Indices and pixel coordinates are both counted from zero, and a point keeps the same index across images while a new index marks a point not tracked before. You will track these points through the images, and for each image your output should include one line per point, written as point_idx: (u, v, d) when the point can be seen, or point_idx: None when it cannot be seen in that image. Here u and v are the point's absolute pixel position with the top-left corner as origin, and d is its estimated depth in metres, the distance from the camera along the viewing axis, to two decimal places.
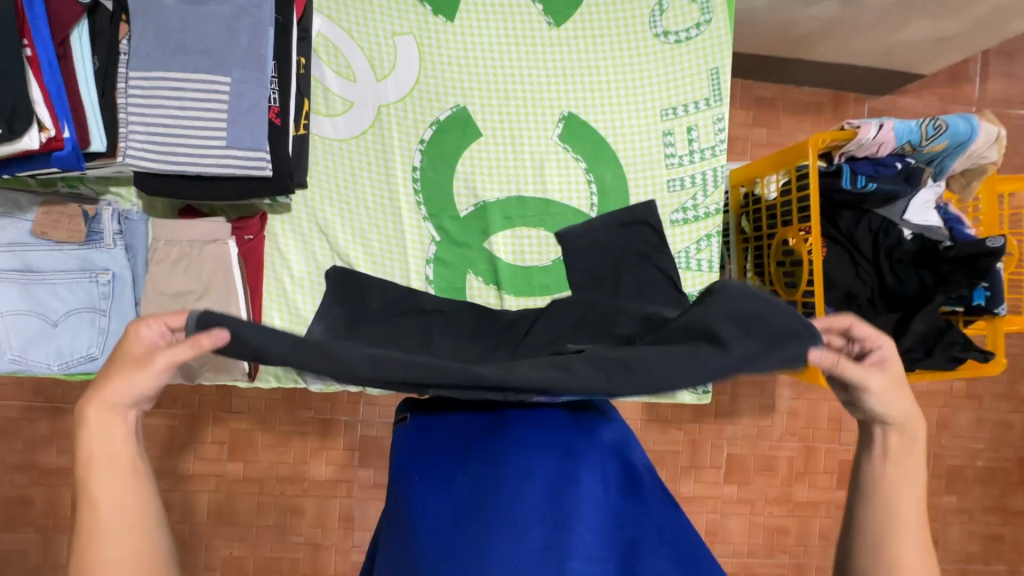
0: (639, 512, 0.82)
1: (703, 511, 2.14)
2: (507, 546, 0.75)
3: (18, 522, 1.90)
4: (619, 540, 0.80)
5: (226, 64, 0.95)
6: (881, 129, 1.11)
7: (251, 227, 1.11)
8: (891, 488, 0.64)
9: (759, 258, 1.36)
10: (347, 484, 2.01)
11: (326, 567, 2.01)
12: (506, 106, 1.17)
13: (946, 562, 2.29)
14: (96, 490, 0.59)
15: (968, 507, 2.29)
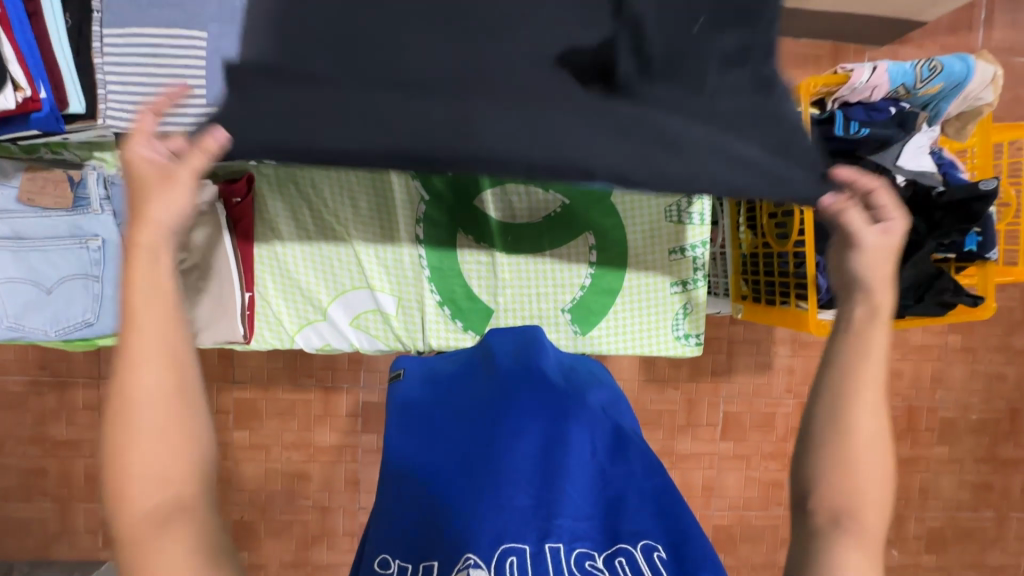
0: (625, 472, 0.83)
1: (701, 468, 2.19)
2: (497, 499, 0.76)
3: (35, 492, 1.96)
4: (603, 498, 0.80)
5: (201, 18, 0.92)
6: (875, 72, 1.09)
7: (239, 190, 1.11)
8: (851, 398, 0.59)
9: (751, 211, 1.35)
10: (352, 449, 2.05)
11: (334, 528, 2.07)
12: None
13: (936, 510, 2.36)
14: (133, 346, 0.52)
15: (959, 457, 2.34)
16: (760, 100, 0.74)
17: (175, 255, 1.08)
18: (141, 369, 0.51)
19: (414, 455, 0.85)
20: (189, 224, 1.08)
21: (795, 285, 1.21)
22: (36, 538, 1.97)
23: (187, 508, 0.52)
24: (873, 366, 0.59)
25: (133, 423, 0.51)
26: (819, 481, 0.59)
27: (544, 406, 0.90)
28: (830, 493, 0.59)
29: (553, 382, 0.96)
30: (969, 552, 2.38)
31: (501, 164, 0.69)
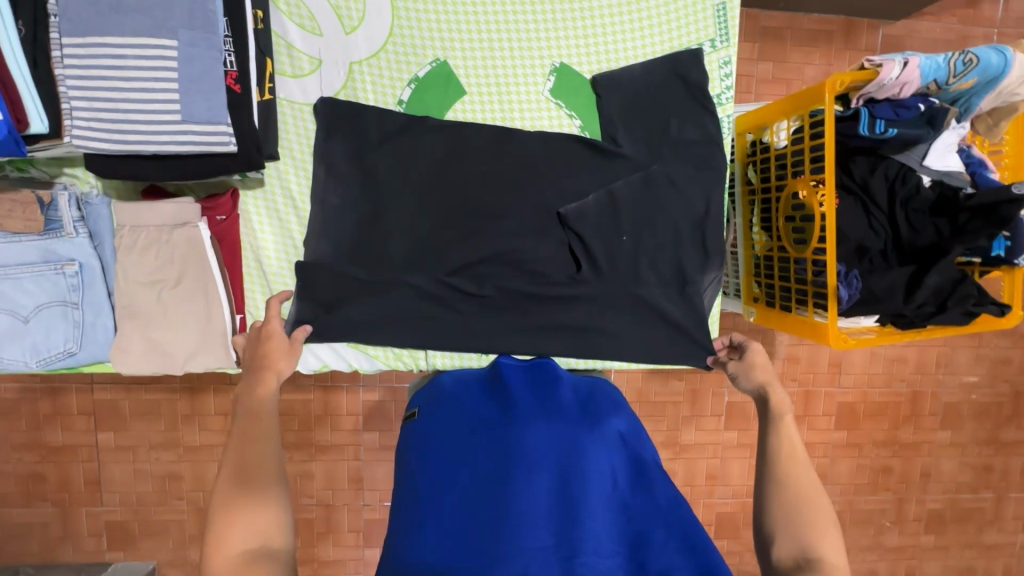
0: (648, 503, 0.80)
1: (706, 457, 2.18)
2: (517, 540, 0.73)
3: (35, 497, 1.93)
4: (627, 533, 0.77)
5: (170, 25, 0.84)
6: (906, 67, 1.00)
7: (222, 207, 1.03)
8: (787, 459, 0.84)
9: (766, 212, 1.29)
10: (353, 448, 2.03)
11: (339, 525, 2.07)
12: (493, 59, 1.08)
13: (937, 492, 2.37)
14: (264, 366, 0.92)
15: (961, 441, 2.34)
16: (672, 288, 1.11)
17: (159, 279, 1.01)
18: (257, 441, 0.83)
19: (429, 488, 0.82)
20: (170, 247, 0.99)
21: (812, 294, 1.15)
22: (39, 543, 1.95)
23: (242, 481, 0.80)
24: (794, 432, 0.87)
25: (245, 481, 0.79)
26: (778, 531, 0.79)
27: (560, 435, 0.86)
28: (789, 537, 0.78)
29: (568, 410, 0.93)
30: (969, 533, 2.40)
31: (478, 334, 1.09)
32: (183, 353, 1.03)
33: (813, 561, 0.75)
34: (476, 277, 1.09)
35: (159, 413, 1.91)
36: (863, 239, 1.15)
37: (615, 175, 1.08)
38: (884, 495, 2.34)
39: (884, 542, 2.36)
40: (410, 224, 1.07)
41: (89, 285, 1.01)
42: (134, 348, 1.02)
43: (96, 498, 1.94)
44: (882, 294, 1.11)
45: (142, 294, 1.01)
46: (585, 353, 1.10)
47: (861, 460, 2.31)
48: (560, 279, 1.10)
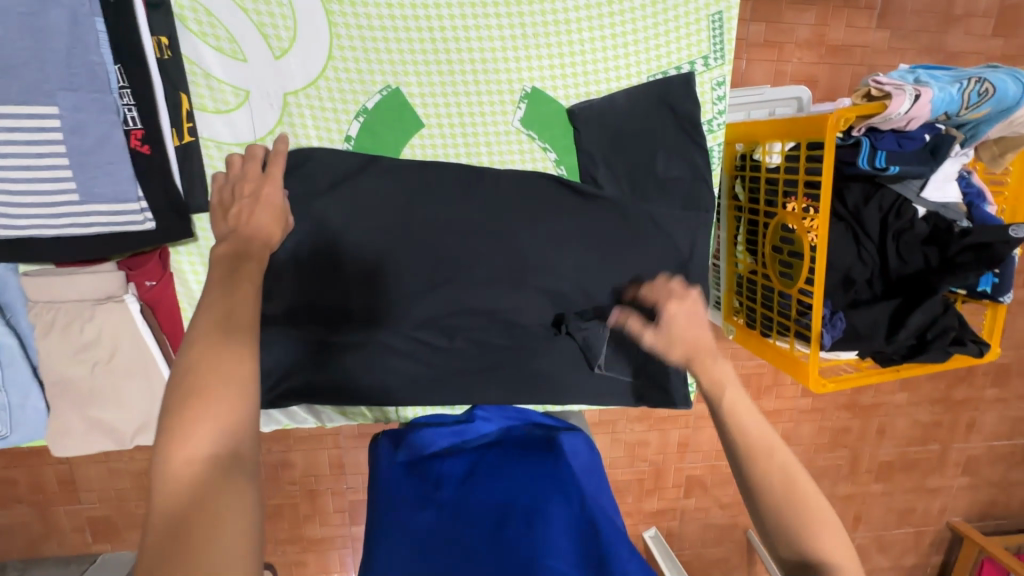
0: (613, 523, 0.75)
1: (681, 428, 1.86)
2: None
3: (8, 500, 1.76)
4: (591, 552, 0.71)
5: (44, 89, 0.70)
6: (916, 101, 0.91)
7: (150, 271, 0.90)
8: (736, 423, 0.65)
9: (753, 233, 1.21)
10: (333, 435, 1.79)
11: (325, 507, 1.86)
12: (455, 84, 0.93)
13: (887, 447, 2.14)
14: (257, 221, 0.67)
15: (916, 400, 2.10)
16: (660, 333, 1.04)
17: (88, 356, 0.90)
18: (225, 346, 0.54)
19: (395, 546, 0.73)
20: (93, 324, 0.88)
21: (794, 331, 1.12)
22: (22, 541, 1.80)
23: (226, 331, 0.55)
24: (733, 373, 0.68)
25: (213, 379, 0.52)
26: (767, 509, 0.61)
27: (522, 475, 0.83)
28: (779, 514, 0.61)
29: (528, 455, 0.87)
30: (914, 481, 2.18)
31: (454, 387, 1.05)
32: (129, 428, 0.95)
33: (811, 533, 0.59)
34: (445, 330, 1.02)
35: None
36: (851, 270, 1.10)
37: (596, 221, 0.99)
38: (841, 451, 2.12)
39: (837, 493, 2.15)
40: (365, 278, 0.96)
41: (9, 364, 0.90)
42: (75, 429, 0.93)
43: (74, 497, 1.77)
44: (863, 330, 1.08)
45: (70, 372, 0.90)
46: (561, 400, 1.08)
47: (823, 421, 2.08)
48: (534, 325, 1.03)
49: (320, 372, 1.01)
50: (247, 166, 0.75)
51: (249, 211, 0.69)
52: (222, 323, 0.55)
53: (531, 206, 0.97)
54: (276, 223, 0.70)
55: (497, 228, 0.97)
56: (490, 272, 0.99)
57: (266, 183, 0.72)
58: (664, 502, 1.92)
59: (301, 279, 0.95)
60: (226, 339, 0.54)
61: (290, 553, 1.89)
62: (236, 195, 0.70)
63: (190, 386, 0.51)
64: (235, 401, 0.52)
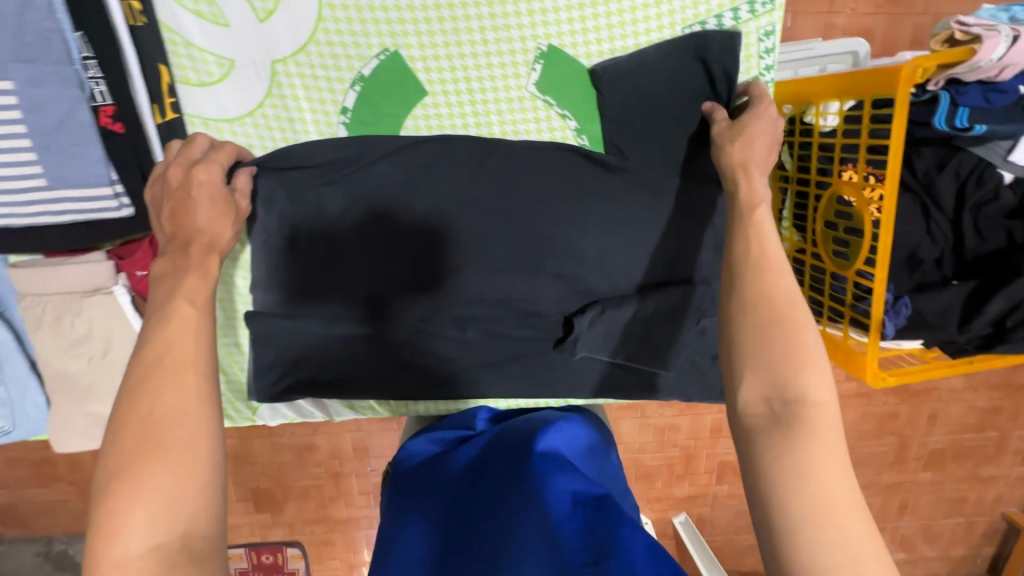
0: (612, 511, 0.61)
1: (715, 413, 1.74)
2: None
3: (48, 479, 1.75)
4: (587, 543, 0.59)
5: (2, 64, 0.68)
6: (1014, 44, 0.75)
7: (140, 261, 0.84)
8: (755, 268, 0.60)
9: (802, 206, 1.07)
10: (355, 419, 1.75)
11: (349, 490, 1.83)
12: (460, 45, 0.82)
13: (937, 435, 1.95)
14: (185, 212, 0.65)
15: (975, 385, 1.89)
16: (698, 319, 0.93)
17: (82, 351, 0.86)
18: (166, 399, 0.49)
19: (386, 552, 0.67)
20: (84, 317, 0.84)
21: (849, 317, 0.99)
22: (63, 518, 1.80)
23: (163, 362, 0.51)
24: (771, 233, 0.63)
25: (149, 439, 0.47)
26: (744, 368, 0.56)
27: (512, 477, 0.70)
28: (759, 376, 0.55)
29: (522, 442, 0.76)
30: (966, 471, 2.00)
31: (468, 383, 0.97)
32: None
33: (793, 402, 0.54)
34: (457, 320, 0.93)
35: None
36: (918, 248, 0.96)
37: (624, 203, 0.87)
38: (889, 439, 1.95)
39: (881, 480, 2.00)
40: (365, 264, 0.88)
41: (5, 358, 0.87)
42: (70, 425, 0.90)
43: None
44: (932, 318, 0.95)
45: (67, 367, 0.87)
46: (583, 395, 0.99)
47: (871, 407, 1.90)
48: (551, 313, 0.93)
49: (326, 365, 0.94)
50: (182, 150, 0.72)
51: (183, 210, 0.66)
52: (153, 378, 0.50)
53: (550, 181, 0.87)
54: (219, 215, 0.68)
55: (510, 207, 0.87)
56: (506, 257, 0.89)
57: (198, 172, 0.69)
58: (696, 489, 1.83)
59: (296, 261, 0.87)
60: (164, 389, 0.49)
61: (317, 533, 1.88)
62: (164, 191, 0.67)
63: (126, 450, 0.47)
64: (188, 457, 0.47)
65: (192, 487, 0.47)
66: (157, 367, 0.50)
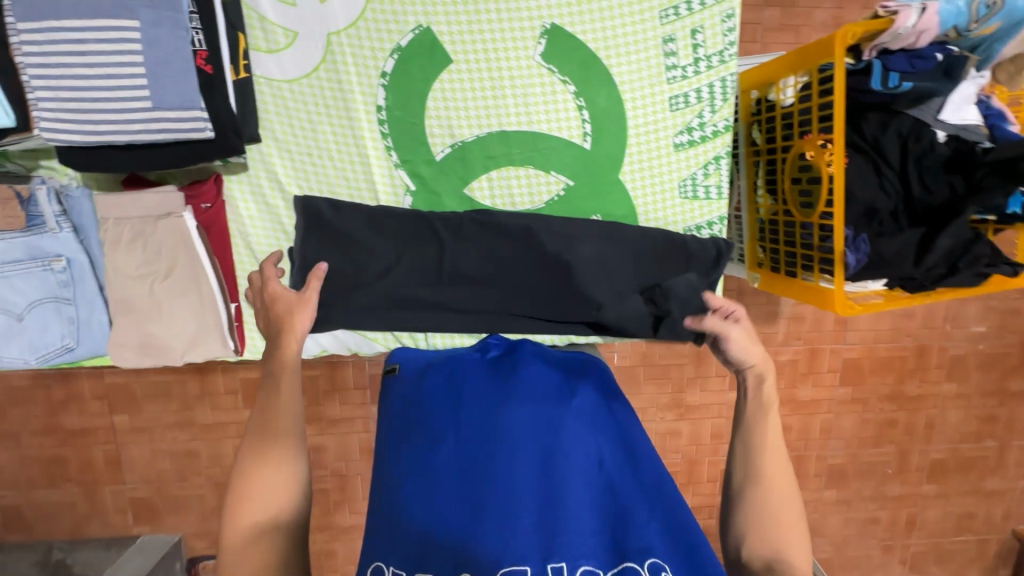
0: (638, 468, 0.72)
1: (713, 418, 1.77)
2: (501, 525, 0.65)
3: (59, 478, 1.73)
4: (609, 512, 0.68)
5: (131, 5, 0.80)
6: (923, 14, 0.94)
7: (206, 194, 1.00)
8: (762, 454, 0.74)
9: (772, 173, 1.24)
10: (364, 420, 1.67)
11: (355, 495, 1.73)
12: (479, 23, 1.00)
13: (936, 445, 1.85)
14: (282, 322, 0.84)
15: (965, 392, 1.81)
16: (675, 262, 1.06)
17: (149, 272, 0.99)
18: (262, 474, 0.72)
19: (415, 451, 0.74)
20: (157, 239, 0.98)
21: (819, 259, 1.12)
22: (68, 522, 1.76)
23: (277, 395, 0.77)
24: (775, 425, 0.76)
25: (269, 444, 0.74)
26: (745, 535, 0.70)
27: (542, 417, 0.76)
28: (760, 539, 0.69)
29: (549, 387, 0.82)
30: (970, 482, 1.88)
31: (480, 318, 1.07)
32: (180, 344, 1.03)
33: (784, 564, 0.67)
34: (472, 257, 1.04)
35: (171, 395, 1.70)
36: (874, 201, 1.10)
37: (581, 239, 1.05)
38: (887, 448, 1.84)
39: (886, 493, 1.87)
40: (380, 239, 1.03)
41: (80, 280, 1.00)
42: (131, 342, 1.01)
43: (118, 477, 1.74)
44: (889, 257, 1.08)
45: (133, 288, 1.00)
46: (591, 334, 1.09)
47: (866, 414, 1.81)
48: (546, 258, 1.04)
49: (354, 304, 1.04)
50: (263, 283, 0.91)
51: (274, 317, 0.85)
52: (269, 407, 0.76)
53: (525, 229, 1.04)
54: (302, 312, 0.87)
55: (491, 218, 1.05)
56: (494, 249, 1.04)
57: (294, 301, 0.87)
58: (700, 499, 1.84)
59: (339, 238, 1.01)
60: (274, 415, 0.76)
61: (319, 542, 1.76)
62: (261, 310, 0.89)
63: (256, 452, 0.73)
64: (281, 458, 0.73)
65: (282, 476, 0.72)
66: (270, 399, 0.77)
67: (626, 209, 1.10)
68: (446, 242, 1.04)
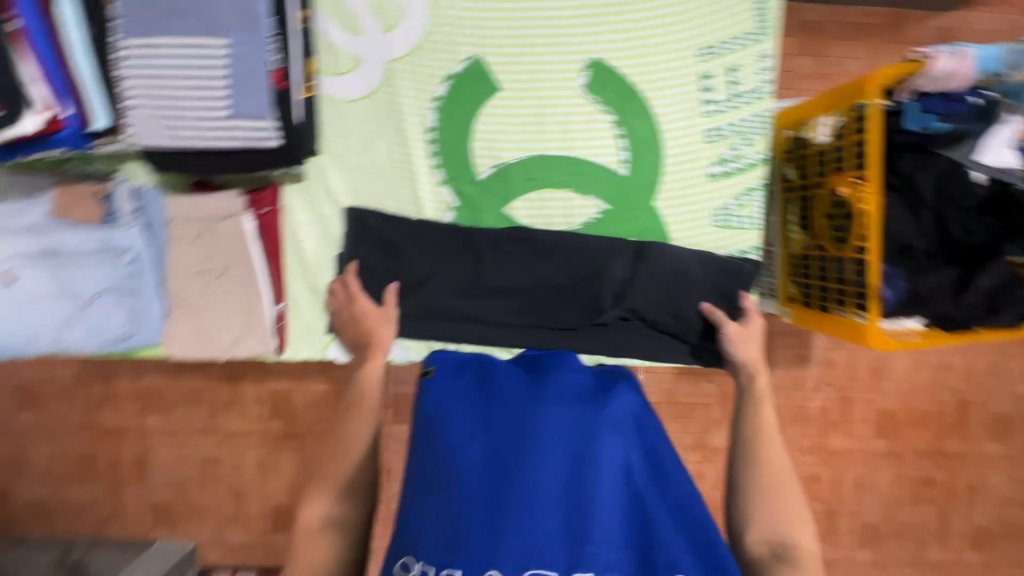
0: (663, 485, 0.72)
1: None
2: (527, 528, 0.66)
3: (90, 475, 1.79)
4: (634, 523, 0.69)
5: (223, 26, 0.89)
6: (957, 59, 0.99)
7: (266, 200, 1.09)
8: (759, 441, 0.78)
9: (805, 209, 1.25)
10: (383, 439, 1.68)
11: None
12: (528, 56, 1.08)
13: (980, 509, 1.74)
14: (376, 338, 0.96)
15: (1011, 453, 1.71)
16: (704, 289, 1.10)
17: (206, 269, 1.07)
18: (335, 467, 0.81)
19: (445, 452, 0.74)
20: (217, 237, 1.05)
21: (851, 294, 1.12)
22: (92, 519, 1.80)
23: (355, 406, 0.86)
24: (765, 408, 0.82)
25: (344, 443, 0.83)
26: (750, 519, 0.73)
27: (572, 423, 0.76)
28: (762, 525, 0.72)
29: (579, 395, 0.81)
30: (1017, 553, 1.76)
31: (511, 332, 1.12)
32: (228, 338, 1.08)
33: (790, 547, 0.70)
34: (510, 272, 1.11)
35: (202, 400, 1.75)
36: (908, 238, 1.10)
37: (616, 257, 1.10)
38: (926, 508, 1.73)
39: (926, 558, 1.76)
40: (424, 250, 1.10)
41: (142, 273, 1.07)
42: (187, 332, 1.09)
43: (144, 478, 1.78)
44: (926, 295, 1.07)
45: (192, 282, 1.07)
46: (618, 353, 1.13)
47: (903, 470, 1.72)
48: (579, 277, 1.11)
49: (396, 310, 1.11)
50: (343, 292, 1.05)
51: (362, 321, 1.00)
52: (347, 414, 0.85)
53: (563, 247, 1.10)
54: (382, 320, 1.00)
55: (532, 236, 1.10)
56: (528, 266, 1.11)
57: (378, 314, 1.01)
58: None
59: (386, 249, 1.10)
60: (351, 421, 0.84)
61: None
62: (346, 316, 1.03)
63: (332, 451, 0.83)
64: (350, 460, 0.82)
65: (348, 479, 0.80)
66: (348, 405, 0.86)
67: (660, 235, 1.13)
68: (486, 259, 1.10)
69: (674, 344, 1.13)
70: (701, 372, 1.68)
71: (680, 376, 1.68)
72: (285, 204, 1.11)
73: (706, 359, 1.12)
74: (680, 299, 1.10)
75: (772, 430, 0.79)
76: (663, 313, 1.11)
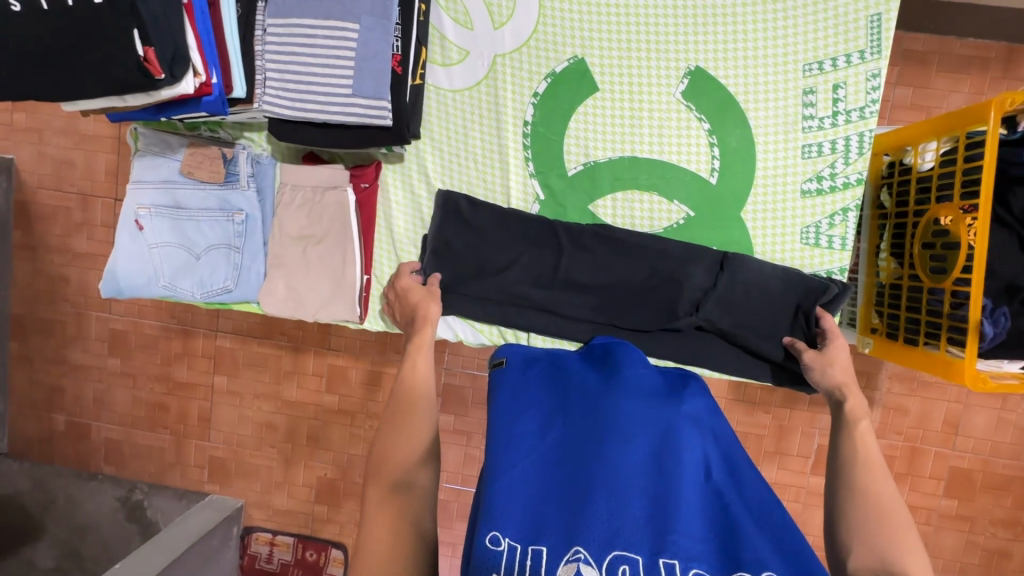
0: (743, 485, 0.71)
1: (791, 501, 1.62)
2: (609, 512, 0.66)
3: (157, 424, 1.89)
4: (718, 519, 0.67)
5: (356, 12, 0.97)
6: None
7: (367, 175, 1.14)
8: (864, 471, 0.74)
9: (899, 237, 1.21)
10: None
11: None
12: (630, 60, 1.10)
13: None
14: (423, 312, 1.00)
15: None
16: (786, 306, 1.08)
17: (307, 236, 1.15)
18: (397, 440, 0.79)
19: (524, 433, 0.75)
20: (322, 206, 1.14)
21: (947, 327, 1.07)
22: (154, 466, 1.91)
23: (411, 381, 0.87)
24: (867, 443, 0.79)
25: (404, 416, 0.82)
26: (852, 548, 0.66)
27: (652, 416, 0.77)
28: (866, 553, 0.65)
29: (654, 391, 0.82)
30: None
31: (583, 326, 1.14)
32: (316, 302, 1.16)
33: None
34: (589, 269, 1.13)
35: (266, 366, 1.82)
36: (1017, 277, 1.04)
37: (697, 264, 1.10)
38: None
39: None
40: (508, 239, 1.14)
41: (250, 233, 1.17)
42: (280, 292, 1.16)
43: (205, 433, 1.88)
44: None
45: (291, 246, 1.15)
46: (688, 360, 1.12)
47: (974, 537, 1.57)
48: (657, 280, 1.11)
49: (474, 293, 1.15)
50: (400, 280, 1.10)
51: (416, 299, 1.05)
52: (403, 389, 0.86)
53: (645, 250, 1.11)
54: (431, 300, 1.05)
55: (614, 236, 1.11)
56: (607, 264, 1.12)
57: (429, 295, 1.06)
58: None
59: (472, 235, 1.14)
60: (411, 395, 0.84)
61: None
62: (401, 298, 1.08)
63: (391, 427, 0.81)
64: (412, 431, 0.80)
65: (411, 449, 0.78)
66: (404, 380, 0.87)
67: (743, 246, 1.12)
68: (567, 254, 1.12)
69: (747, 358, 1.11)
70: (759, 402, 1.60)
71: (736, 403, 1.61)
72: (382, 185, 1.18)
73: (777, 377, 1.10)
74: (759, 312, 1.09)
75: (872, 461, 0.76)
76: (740, 325, 1.09)
